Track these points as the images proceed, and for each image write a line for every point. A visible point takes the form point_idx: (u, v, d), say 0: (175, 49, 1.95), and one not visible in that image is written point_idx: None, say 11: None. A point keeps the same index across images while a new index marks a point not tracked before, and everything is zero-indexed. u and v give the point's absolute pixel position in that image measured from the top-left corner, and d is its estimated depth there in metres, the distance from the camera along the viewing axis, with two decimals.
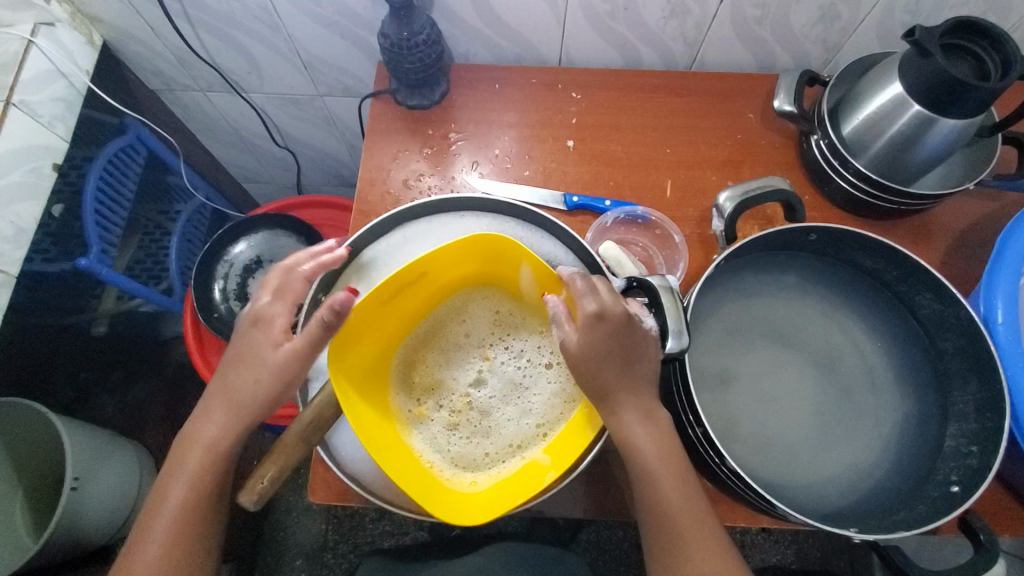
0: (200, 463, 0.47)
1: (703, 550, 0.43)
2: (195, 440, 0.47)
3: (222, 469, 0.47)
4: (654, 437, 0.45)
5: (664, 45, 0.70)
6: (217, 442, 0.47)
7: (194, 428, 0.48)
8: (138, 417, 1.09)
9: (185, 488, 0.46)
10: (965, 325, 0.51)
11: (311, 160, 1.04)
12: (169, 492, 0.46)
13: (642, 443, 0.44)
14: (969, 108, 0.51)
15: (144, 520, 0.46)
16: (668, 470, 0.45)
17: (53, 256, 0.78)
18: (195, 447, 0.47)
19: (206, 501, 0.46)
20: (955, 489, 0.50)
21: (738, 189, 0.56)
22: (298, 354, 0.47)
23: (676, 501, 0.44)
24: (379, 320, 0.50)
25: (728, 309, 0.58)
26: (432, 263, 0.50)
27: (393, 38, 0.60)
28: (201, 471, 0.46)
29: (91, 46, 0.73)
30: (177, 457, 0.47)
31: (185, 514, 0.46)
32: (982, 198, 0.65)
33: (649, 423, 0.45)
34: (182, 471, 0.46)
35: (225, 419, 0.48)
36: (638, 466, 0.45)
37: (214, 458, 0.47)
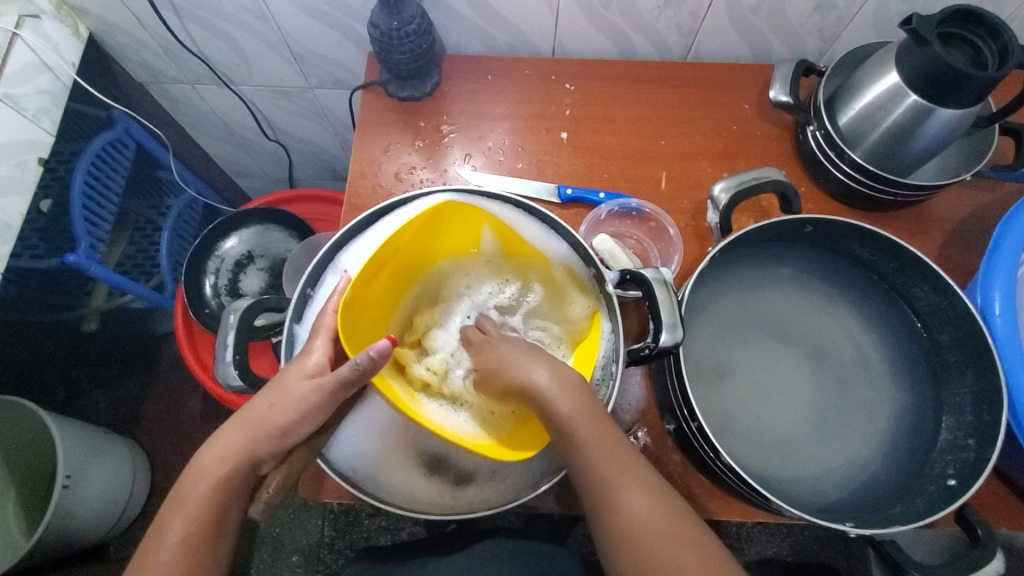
0: (204, 497, 0.43)
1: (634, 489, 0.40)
2: (204, 469, 0.43)
3: (224, 509, 0.43)
4: (576, 396, 0.43)
5: (659, 34, 0.69)
6: (225, 475, 0.43)
7: (197, 458, 0.44)
8: (131, 413, 1.08)
9: (184, 526, 0.42)
10: (962, 316, 0.50)
11: (303, 153, 1.03)
12: (166, 529, 0.42)
13: (561, 401, 0.42)
14: (967, 98, 0.50)
15: (138, 559, 0.42)
16: (591, 424, 0.42)
17: (42, 253, 0.77)
18: (197, 482, 0.43)
19: (206, 541, 0.42)
20: (952, 483, 0.49)
21: (732, 180, 0.56)
22: (321, 391, 0.44)
23: (596, 449, 0.41)
24: (369, 299, 0.51)
25: (722, 303, 0.57)
26: (408, 240, 0.49)
27: (383, 28, 0.59)
28: (205, 508, 0.42)
29: (76, 38, 0.71)
30: (179, 492, 0.43)
31: (184, 554, 0.41)
32: (978, 189, 0.65)
33: (565, 381, 0.43)
34: (184, 506, 0.42)
35: (240, 447, 0.44)
36: (557, 426, 0.42)
37: (218, 495, 0.43)
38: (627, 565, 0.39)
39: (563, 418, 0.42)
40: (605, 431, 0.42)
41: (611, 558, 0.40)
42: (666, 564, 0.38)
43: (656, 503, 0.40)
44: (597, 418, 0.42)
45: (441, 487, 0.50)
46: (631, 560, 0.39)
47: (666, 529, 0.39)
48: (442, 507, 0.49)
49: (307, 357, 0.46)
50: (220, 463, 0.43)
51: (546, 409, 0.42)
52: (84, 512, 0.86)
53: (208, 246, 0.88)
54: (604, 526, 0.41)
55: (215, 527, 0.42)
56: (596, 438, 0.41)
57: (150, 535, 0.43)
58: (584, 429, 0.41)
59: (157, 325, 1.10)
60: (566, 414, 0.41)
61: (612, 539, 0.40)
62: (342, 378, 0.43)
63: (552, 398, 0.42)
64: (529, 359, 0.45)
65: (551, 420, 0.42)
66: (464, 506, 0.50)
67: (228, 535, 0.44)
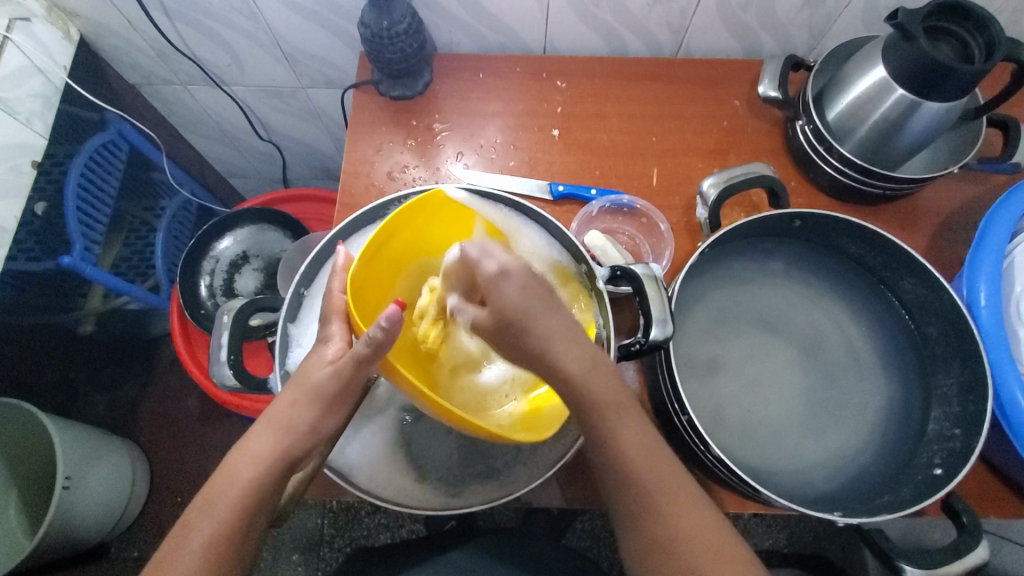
0: (231, 501, 0.41)
1: (670, 495, 0.41)
2: (236, 472, 0.42)
3: (256, 514, 0.41)
4: (609, 387, 0.41)
5: (649, 31, 0.69)
6: (254, 478, 0.42)
7: (230, 460, 0.43)
8: (130, 415, 1.09)
9: (209, 529, 0.40)
10: (948, 308, 0.51)
11: (296, 153, 1.03)
12: (192, 533, 0.40)
13: (594, 391, 0.40)
14: (953, 91, 0.51)
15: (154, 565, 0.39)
16: (627, 427, 0.41)
17: (38, 255, 0.77)
18: (227, 483, 0.41)
19: (229, 549, 0.40)
20: (938, 472, 0.50)
21: (722, 175, 0.56)
22: (340, 377, 0.44)
23: (636, 454, 0.41)
24: (366, 282, 0.46)
25: (714, 297, 0.58)
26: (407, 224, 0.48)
27: (373, 29, 0.60)
28: (231, 513, 0.40)
29: (68, 41, 0.71)
30: (208, 495, 0.41)
31: (211, 562, 0.39)
32: (967, 181, 0.66)
33: (595, 365, 0.41)
34: (211, 510, 0.41)
35: (273, 451, 0.43)
36: (595, 427, 0.41)
37: (244, 499, 0.41)
38: (645, 548, 0.41)
39: (596, 406, 0.40)
40: (635, 421, 0.42)
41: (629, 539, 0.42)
42: (687, 553, 0.40)
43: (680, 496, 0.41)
44: (628, 407, 0.42)
45: (435, 481, 0.51)
46: (651, 545, 0.40)
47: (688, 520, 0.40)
48: (437, 502, 0.50)
49: (322, 346, 0.46)
50: (252, 467, 0.42)
51: (577, 400, 0.41)
52: (85, 513, 0.86)
53: (203, 247, 0.88)
54: (638, 527, 0.41)
55: (237, 536, 0.40)
56: (626, 429, 0.41)
57: (171, 540, 0.40)
58: (614, 420, 0.41)
59: (154, 327, 1.10)
60: (598, 403, 0.40)
61: (633, 522, 0.41)
62: (358, 356, 0.42)
63: (589, 393, 0.40)
64: (558, 328, 0.41)
65: (587, 421, 0.41)
66: (458, 501, 0.50)
67: (249, 546, 0.41)
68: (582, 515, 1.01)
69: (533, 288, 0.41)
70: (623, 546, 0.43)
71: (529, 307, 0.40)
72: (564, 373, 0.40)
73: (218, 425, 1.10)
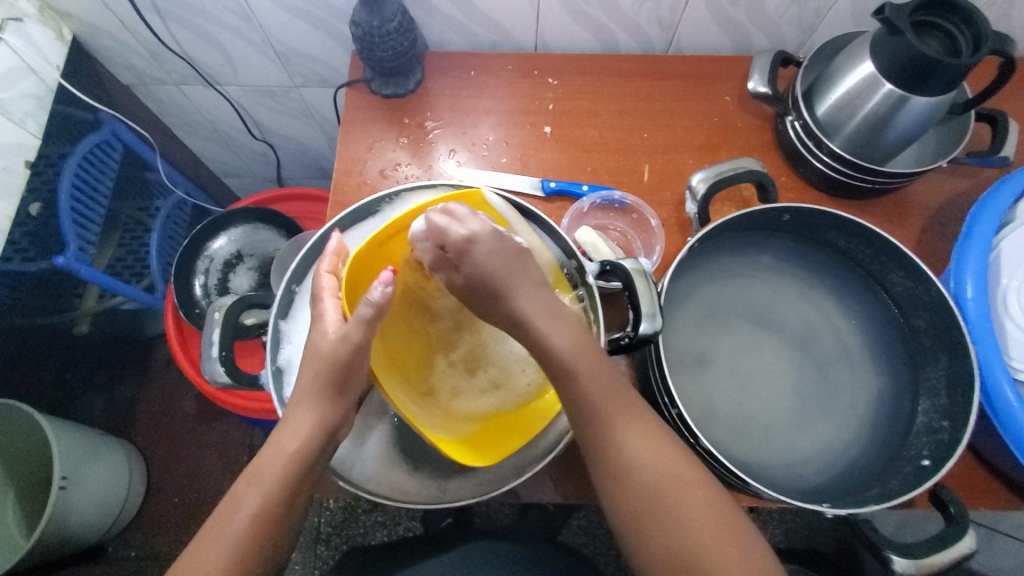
0: (279, 475, 0.42)
1: (680, 483, 0.40)
2: (279, 448, 0.43)
3: (300, 487, 0.43)
4: (592, 360, 0.44)
5: (640, 28, 0.70)
6: (300, 452, 0.43)
7: (275, 437, 0.44)
8: (127, 415, 1.09)
9: (257, 501, 0.41)
10: (936, 301, 0.51)
11: (290, 152, 1.03)
12: (239, 506, 0.41)
13: (576, 362, 0.43)
14: (939, 85, 0.51)
15: (197, 541, 0.40)
16: (620, 413, 0.43)
17: (32, 256, 0.77)
18: (274, 458, 0.43)
19: (274, 523, 0.41)
20: (926, 463, 0.50)
21: (710, 171, 0.56)
22: (342, 356, 0.45)
23: (635, 442, 0.41)
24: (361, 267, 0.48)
25: (705, 292, 0.58)
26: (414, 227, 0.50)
27: (364, 27, 0.60)
28: (279, 486, 0.42)
29: (61, 42, 0.71)
30: (254, 469, 0.43)
31: (257, 535, 0.40)
32: (956, 175, 0.66)
33: (561, 318, 0.46)
34: (258, 483, 0.42)
35: (313, 428, 0.44)
36: (590, 412, 0.42)
37: (291, 473, 0.42)
38: (645, 541, 0.40)
39: (563, 356, 0.43)
40: (625, 403, 0.43)
41: (628, 533, 0.41)
42: (688, 541, 0.38)
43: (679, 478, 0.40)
44: (615, 385, 0.44)
45: (425, 478, 0.50)
46: (651, 536, 0.39)
47: (688, 505, 0.40)
48: (428, 497, 0.49)
49: (321, 322, 0.47)
50: (298, 441, 0.43)
51: (560, 371, 0.43)
52: (82, 513, 0.86)
53: (197, 247, 0.88)
54: (644, 525, 0.40)
55: (283, 509, 0.41)
56: (616, 409, 0.43)
57: (214, 514, 0.41)
58: (604, 398, 0.43)
59: (150, 327, 1.10)
60: (564, 351, 0.44)
61: (638, 521, 0.40)
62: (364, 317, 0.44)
63: (567, 359, 0.43)
64: (529, 294, 0.46)
65: (580, 406, 0.43)
66: (449, 496, 0.49)
67: (290, 520, 0.42)
68: (579, 512, 1.01)
69: (504, 252, 0.46)
70: (631, 555, 0.41)
71: (500, 268, 0.46)
72: (526, 324, 0.45)
73: (214, 425, 1.10)
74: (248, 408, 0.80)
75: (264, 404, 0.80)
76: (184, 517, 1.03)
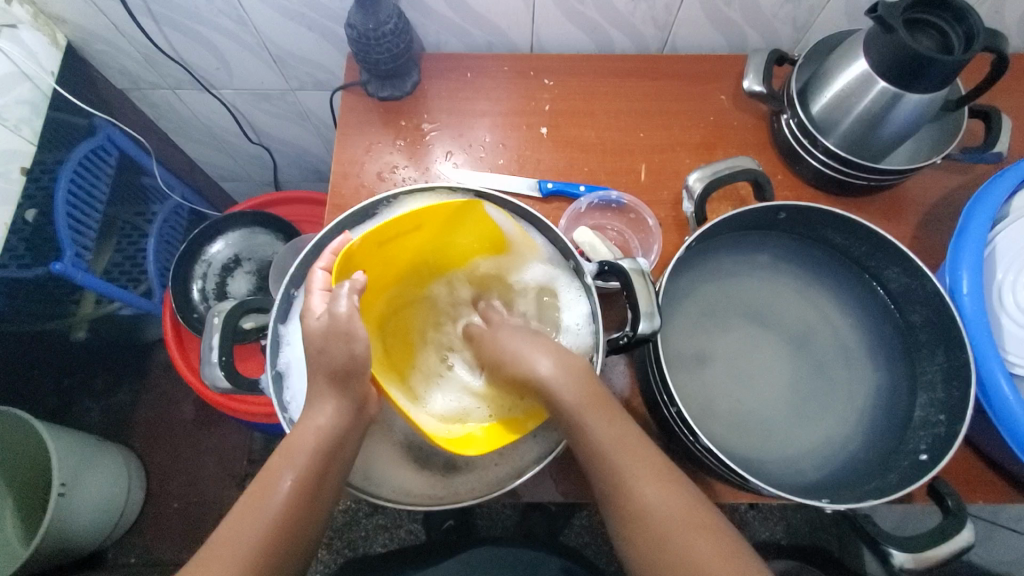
0: (314, 447, 0.43)
1: (696, 530, 0.39)
2: (310, 424, 0.44)
3: (334, 464, 0.43)
4: (608, 419, 0.44)
5: (635, 28, 0.70)
6: (332, 426, 0.44)
7: (305, 415, 0.45)
8: (126, 421, 1.08)
9: (295, 472, 0.42)
10: (932, 296, 0.51)
11: (287, 156, 1.03)
12: (278, 477, 0.42)
13: (593, 424, 0.43)
14: (933, 82, 0.51)
15: (236, 510, 0.41)
16: (632, 458, 0.42)
17: (28, 262, 0.77)
18: (308, 432, 0.43)
19: (307, 502, 0.42)
20: (924, 457, 0.50)
21: (707, 169, 0.56)
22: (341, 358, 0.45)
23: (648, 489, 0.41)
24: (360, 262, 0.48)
25: (703, 290, 0.58)
26: (422, 228, 0.50)
27: (360, 29, 0.60)
28: (315, 458, 0.42)
29: (55, 47, 0.71)
30: (286, 447, 0.43)
31: (293, 513, 0.41)
32: (951, 171, 0.66)
33: (568, 369, 0.46)
34: (295, 456, 0.42)
35: (342, 405, 0.45)
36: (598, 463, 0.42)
37: (325, 445, 0.43)
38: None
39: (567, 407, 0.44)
40: (653, 466, 0.42)
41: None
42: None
43: (714, 548, 0.38)
44: (637, 448, 0.43)
45: (426, 479, 0.50)
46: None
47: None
48: (430, 498, 0.48)
49: (309, 314, 0.47)
50: (329, 417, 0.44)
51: (575, 429, 0.44)
52: (81, 519, 0.86)
53: (195, 251, 0.88)
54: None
55: (320, 479, 0.43)
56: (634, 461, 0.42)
57: (248, 492, 0.42)
58: (626, 463, 0.42)
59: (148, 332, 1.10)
60: (571, 404, 0.44)
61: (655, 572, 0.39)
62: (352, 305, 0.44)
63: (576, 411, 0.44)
64: (530, 347, 0.48)
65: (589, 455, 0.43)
66: (452, 496, 0.49)
67: (324, 497, 0.43)
68: (579, 513, 1.00)
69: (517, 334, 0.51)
70: None
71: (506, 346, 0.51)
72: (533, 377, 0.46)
73: (214, 430, 1.10)
74: (247, 412, 0.80)
75: (264, 409, 0.80)
76: (186, 522, 1.03)
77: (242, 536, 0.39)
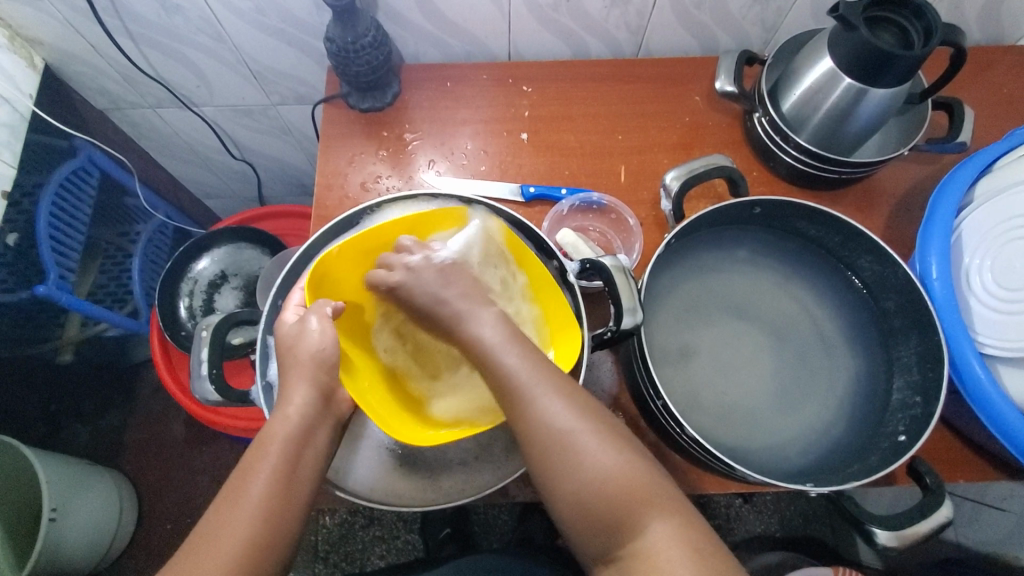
0: (286, 434, 0.43)
1: (649, 497, 0.39)
2: (280, 422, 0.44)
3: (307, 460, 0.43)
4: (518, 348, 0.44)
5: (609, 33, 0.72)
6: (302, 414, 0.44)
7: (275, 414, 0.45)
8: (114, 444, 1.07)
9: (268, 465, 0.42)
10: (904, 283, 0.53)
11: (271, 170, 1.03)
12: (253, 470, 0.42)
13: (506, 355, 0.43)
14: (895, 77, 0.53)
15: (215, 508, 0.41)
16: (584, 422, 0.41)
17: (10, 286, 0.76)
18: (279, 427, 0.44)
19: (280, 502, 0.41)
20: (903, 439, 0.52)
21: (683, 168, 0.57)
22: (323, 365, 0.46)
23: (602, 457, 0.40)
24: (341, 264, 0.50)
25: (684, 286, 0.60)
26: (404, 238, 0.51)
27: (339, 43, 0.61)
28: (286, 445, 0.43)
29: (33, 70, 0.71)
30: (258, 447, 0.43)
31: (269, 509, 0.41)
32: (919, 161, 0.69)
33: (508, 335, 0.45)
34: (268, 447, 0.43)
35: (307, 397, 0.45)
36: (546, 433, 0.40)
37: (295, 434, 0.43)
38: (572, 512, 0.40)
39: (510, 372, 0.42)
40: (559, 383, 0.42)
41: (560, 509, 0.41)
42: (617, 517, 0.39)
43: (615, 454, 0.40)
44: (545, 368, 0.43)
45: (422, 482, 0.50)
46: (582, 512, 0.39)
47: (620, 480, 0.40)
48: (424, 501, 0.49)
49: (283, 328, 0.48)
50: (299, 416, 0.44)
51: (493, 363, 0.43)
52: (72, 545, 0.85)
53: (181, 268, 0.88)
54: (614, 540, 0.39)
55: (292, 474, 0.42)
56: (583, 423, 0.41)
57: (225, 493, 0.42)
58: (535, 384, 0.42)
59: (135, 353, 1.09)
60: (512, 369, 0.42)
61: (607, 534, 0.39)
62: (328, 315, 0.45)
63: (518, 377, 0.42)
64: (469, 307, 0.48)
65: (533, 423, 0.41)
66: (444, 497, 0.49)
67: (303, 496, 0.43)
68: None
69: (470, 292, 0.49)
70: (594, 560, 0.40)
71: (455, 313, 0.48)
72: (480, 341, 0.45)
73: (205, 448, 1.09)
74: (238, 427, 0.79)
75: (253, 423, 0.80)
76: (179, 544, 1.02)
77: (224, 531, 0.39)
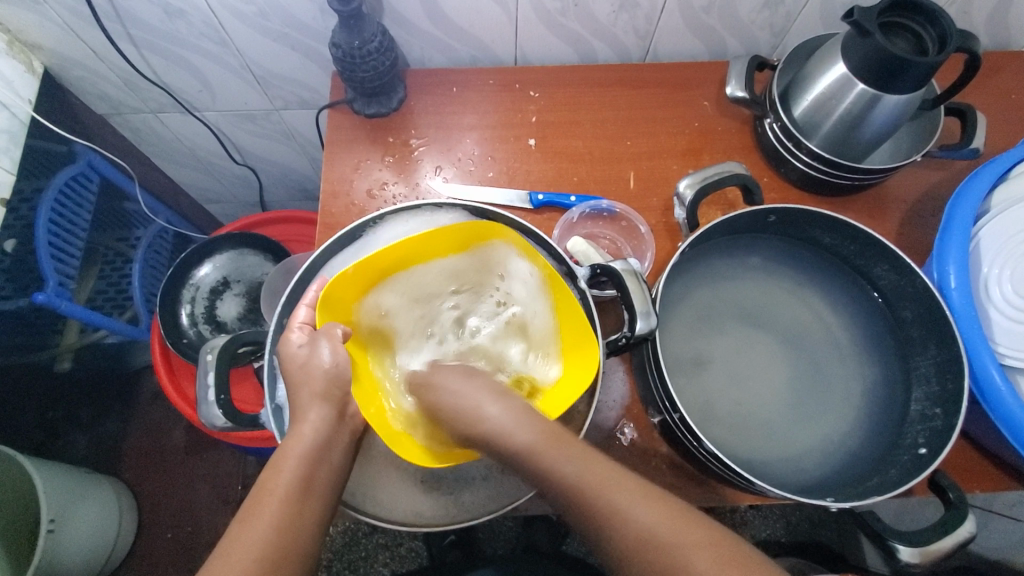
0: (301, 451, 0.43)
1: None
2: (295, 441, 0.44)
3: (322, 478, 0.43)
4: (569, 452, 0.40)
5: (617, 38, 0.71)
6: (317, 431, 0.44)
7: (290, 435, 0.44)
8: (113, 452, 1.06)
9: (284, 481, 0.41)
10: (922, 292, 0.52)
11: (273, 175, 1.02)
12: (267, 490, 0.41)
13: (563, 463, 0.40)
14: (910, 83, 0.52)
15: (230, 531, 0.40)
16: (677, 532, 0.36)
17: (8, 294, 0.75)
18: (294, 445, 0.43)
19: (297, 518, 0.41)
20: (923, 451, 0.51)
21: (697, 176, 0.57)
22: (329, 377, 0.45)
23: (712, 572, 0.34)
24: (352, 282, 0.48)
25: (696, 295, 0.59)
26: (414, 253, 0.50)
27: (344, 48, 0.60)
28: (302, 462, 0.42)
29: (32, 74, 0.70)
30: (272, 466, 0.43)
31: (285, 526, 0.40)
32: (931, 167, 0.68)
33: (551, 434, 0.42)
34: (283, 465, 0.42)
35: (324, 415, 0.45)
36: (640, 553, 0.36)
37: (311, 450, 0.43)
38: None
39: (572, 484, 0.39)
40: (634, 486, 0.39)
41: None
42: None
43: (719, 561, 0.35)
44: (608, 471, 0.40)
45: (439, 498, 0.49)
46: None
47: None
48: (443, 519, 0.48)
49: (288, 345, 0.47)
50: (314, 434, 0.44)
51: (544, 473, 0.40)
52: (72, 557, 0.83)
53: (183, 274, 0.87)
54: None
55: (308, 492, 0.42)
56: (681, 536, 0.36)
57: (240, 515, 0.41)
58: (606, 492, 0.38)
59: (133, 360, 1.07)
60: (570, 476, 0.39)
61: None
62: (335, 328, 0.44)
63: (581, 484, 0.39)
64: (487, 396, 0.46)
65: (619, 540, 0.37)
66: (464, 514, 0.48)
67: (320, 513, 0.42)
68: None
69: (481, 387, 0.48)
70: None
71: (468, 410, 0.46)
72: (512, 442, 0.42)
73: (206, 456, 1.08)
74: (240, 438, 0.78)
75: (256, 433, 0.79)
76: (181, 553, 1.01)
77: (235, 550, 0.38)
